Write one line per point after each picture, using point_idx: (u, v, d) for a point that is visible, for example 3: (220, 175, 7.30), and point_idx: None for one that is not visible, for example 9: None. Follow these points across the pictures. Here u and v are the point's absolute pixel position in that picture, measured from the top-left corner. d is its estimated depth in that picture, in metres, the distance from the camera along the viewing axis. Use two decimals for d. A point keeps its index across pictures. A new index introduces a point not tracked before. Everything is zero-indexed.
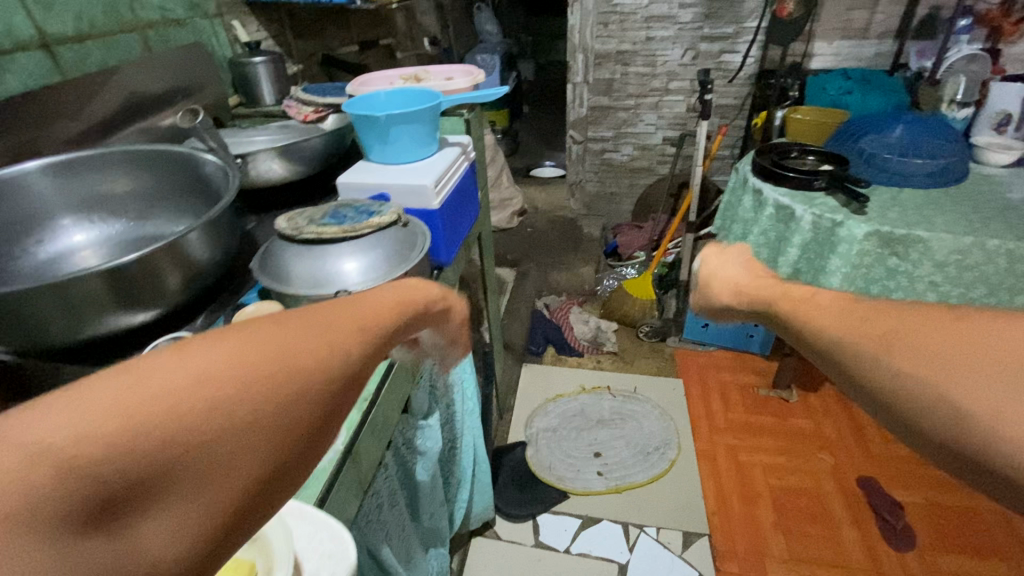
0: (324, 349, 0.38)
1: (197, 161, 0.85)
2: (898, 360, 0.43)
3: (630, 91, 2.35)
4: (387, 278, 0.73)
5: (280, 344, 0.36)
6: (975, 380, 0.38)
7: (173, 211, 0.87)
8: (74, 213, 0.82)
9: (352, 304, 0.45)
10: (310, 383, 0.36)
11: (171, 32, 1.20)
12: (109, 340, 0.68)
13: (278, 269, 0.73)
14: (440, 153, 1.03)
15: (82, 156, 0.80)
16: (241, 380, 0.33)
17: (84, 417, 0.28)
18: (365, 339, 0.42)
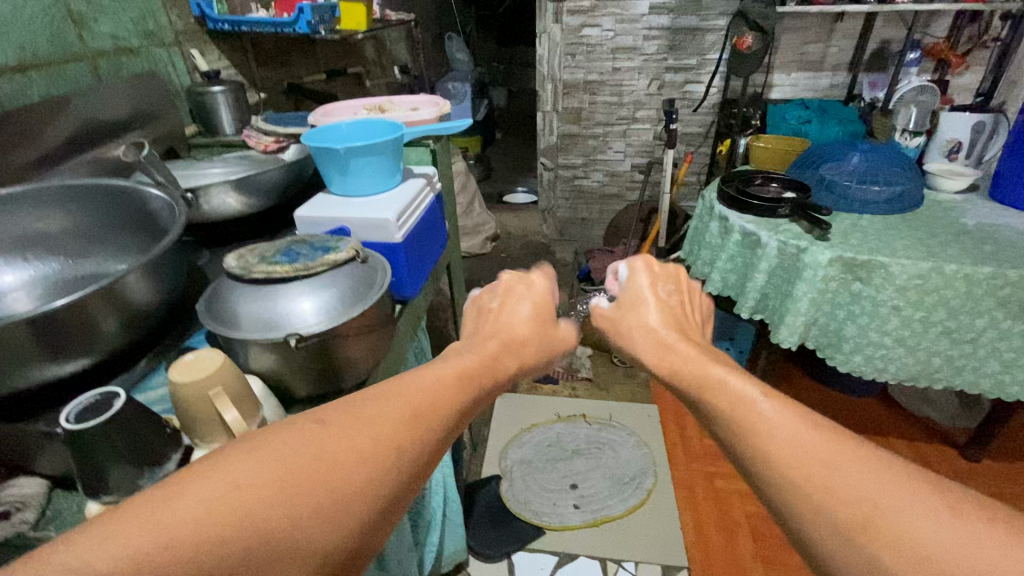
0: (361, 452, 0.41)
1: (143, 196, 0.81)
2: (912, 499, 0.38)
3: (599, 119, 2.38)
4: (344, 317, 0.69)
5: (356, 450, 0.41)
6: (930, 527, 0.36)
7: (117, 248, 0.83)
8: (6, 253, 0.76)
9: (396, 392, 0.47)
10: (344, 490, 0.39)
11: (124, 61, 1.16)
12: (35, 393, 0.62)
13: (225, 310, 0.69)
14: (403, 184, 1.01)
15: (16, 192, 0.75)
16: (311, 488, 0.37)
17: (121, 539, 0.31)
18: (405, 435, 0.44)
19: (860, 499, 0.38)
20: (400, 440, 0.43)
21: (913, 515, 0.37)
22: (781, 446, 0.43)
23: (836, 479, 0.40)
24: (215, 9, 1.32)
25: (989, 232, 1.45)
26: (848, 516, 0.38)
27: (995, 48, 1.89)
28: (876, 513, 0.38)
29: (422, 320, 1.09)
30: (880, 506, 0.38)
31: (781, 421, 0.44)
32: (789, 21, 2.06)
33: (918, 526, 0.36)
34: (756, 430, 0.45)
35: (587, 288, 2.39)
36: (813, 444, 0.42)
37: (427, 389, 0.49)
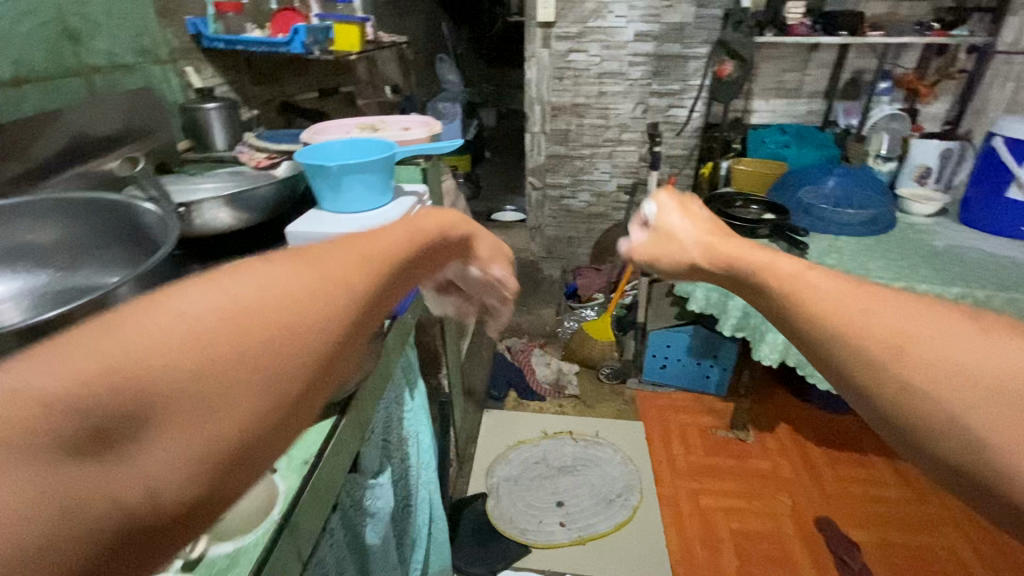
0: (317, 297, 0.38)
1: (136, 210, 0.82)
2: (915, 350, 0.41)
3: (586, 141, 2.44)
4: None
5: (298, 288, 0.37)
6: (951, 351, 0.40)
7: (107, 261, 0.83)
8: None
9: (348, 248, 0.44)
10: (297, 329, 0.36)
11: (118, 77, 1.18)
12: None
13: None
14: (394, 203, 1.03)
15: (9, 204, 0.75)
16: (253, 316, 0.34)
17: (59, 363, 0.28)
18: (357, 281, 0.42)
19: (893, 327, 0.43)
20: (348, 295, 0.40)
21: (930, 342, 0.41)
22: (814, 293, 0.48)
23: (852, 324, 0.44)
24: (212, 29, 1.36)
25: (958, 254, 1.51)
26: (878, 347, 0.43)
27: (962, 79, 1.99)
28: (907, 341, 0.41)
29: (410, 336, 1.10)
30: (911, 334, 0.42)
31: (815, 280, 0.49)
32: (768, 50, 2.15)
33: (947, 352, 0.40)
34: (793, 284, 0.50)
35: (574, 305, 2.48)
36: (825, 294, 0.47)
37: (376, 253, 0.46)
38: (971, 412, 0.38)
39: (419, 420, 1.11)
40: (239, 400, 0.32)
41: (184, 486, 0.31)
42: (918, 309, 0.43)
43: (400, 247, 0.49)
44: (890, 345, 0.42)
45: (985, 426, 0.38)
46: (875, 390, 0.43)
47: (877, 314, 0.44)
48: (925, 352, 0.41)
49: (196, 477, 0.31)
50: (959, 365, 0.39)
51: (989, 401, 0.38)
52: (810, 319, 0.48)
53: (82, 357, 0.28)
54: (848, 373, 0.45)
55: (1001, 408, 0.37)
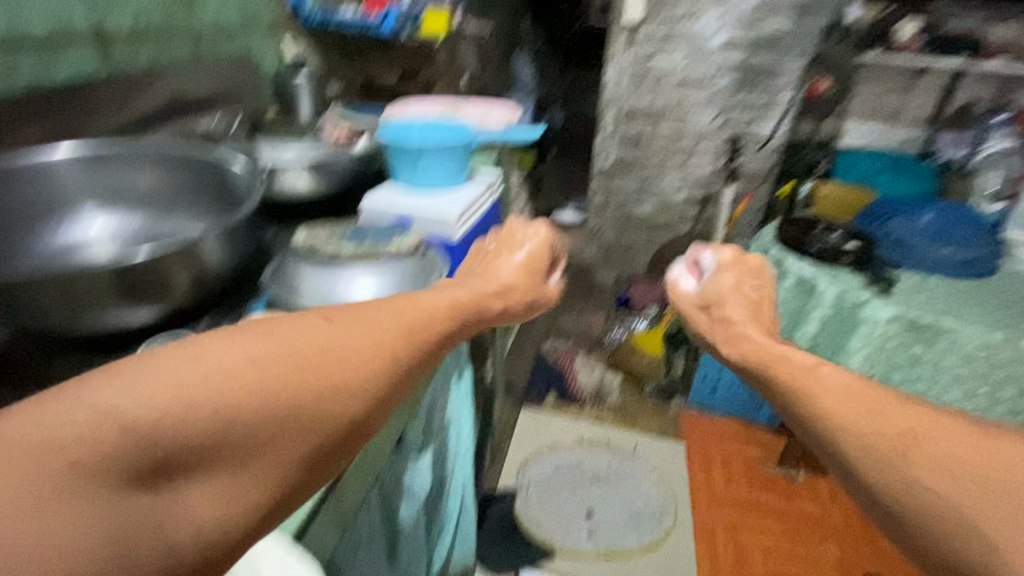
0: (352, 355, 0.43)
1: (225, 166, 0.84)
2: (913, 459, 0.41)
3: (658, 148, 2.36)
4: None
5: (336, 346, 0.43)
6: (947, 446, 0.41)
7: (195, 213, 0.86)
8: (100, 204, 0.81)
9: (381, 307, 0.50)
10: (335, 382, 0.41)
11: (222, 43, 1.23)
12: (108, 336, 0.66)
13: (290, 277, 0.72)
14: (468, 187, 1.02)
15: (117, 148, 0.81)
16: (295, 367, 0.39)
17: (139, 387, 0.33)
18: (387, 347, 0.46)
19: (883, 429, 0.44)
20: (380, 358, 0.45)
21: (929, 458, 0.40)
22: (840, 394, 0.49)
23: (861, 417, 0.46)
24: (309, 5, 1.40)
25: None
26: (884, 447, 0.43)
27: None
28: (915, 441, 0.42)
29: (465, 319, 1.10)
30: (918, 437, 0.42)
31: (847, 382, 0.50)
32: (869, 69, 2.01)
33: (948, 450, 0.40)
34: (824, 384, 0.51)
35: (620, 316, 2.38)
36: (822, 395, 0.50)
37: (409, 322, 0.50)
38: (980, 511, 0.37)
39: (462, 405, 1.11)
40: (276, 444, 0.37)
41: (221, 528, 0.34)
42: (909, 406, 0.45)
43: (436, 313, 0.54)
44: (898, 443, 0.43)
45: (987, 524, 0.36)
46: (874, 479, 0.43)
47: (877, 416, 0.45)
48: (942, 459, 0.40)
49: (229, 517, 0.35)
50: (961, 461, 0.39)
51: (991, 497, 0.37)
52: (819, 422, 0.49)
53: (146, 391, 0.33)
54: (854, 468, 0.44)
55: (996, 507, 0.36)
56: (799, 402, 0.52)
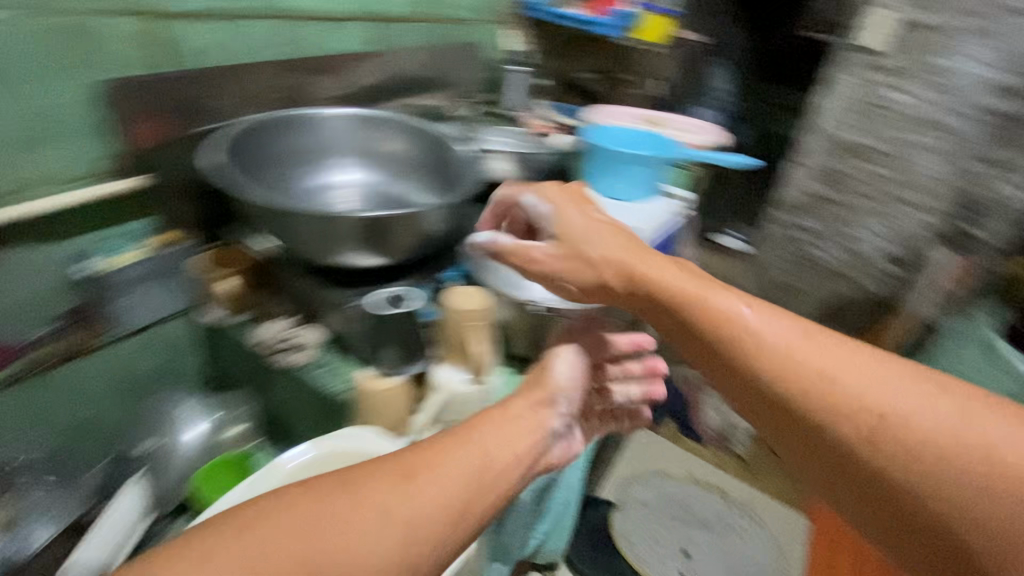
0: (382, 541, 0.38)
1: (451, 147, 0.94)
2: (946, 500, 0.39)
3: (866, 188, 1.44)
4: (575, 303, 0.75)
5: (367, 527, 0.39)
6: (980, 479, 0.39)
7: (417, 184, 0.97)
8: (353, 160, 0.96)
9: (440, 462, 0.45)
10: (355, 573, 0.37)
11: (462, 29, 1.36)
12: (339, 271, 0.80)
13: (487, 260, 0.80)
14: (656, 202, 1.03)
15: (380, 116, 0.95)
16: (318, 561, 0.36)
17: None
18: (437, 526, 0.41)
19: (891, 410, 0.43)
20: (428, 537, 0.41)
21: (962, 480, 0.39)
22: (847, 375, 0.45)
23: (901, 435, 0.42)
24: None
25: None
26: (903, 484, 0.40)
27: None
28: (933, 471, 0.40)
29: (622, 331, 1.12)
30: (935, 481, 0.39)
31: (847, 373, 0.45)
32: None
33: (980, 493, 0.38)
34: (822, 381, 0.45)
35: None
36: (856, 388, 0.44)
37: (463, 481, 0.45)
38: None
39: None
40: None
41: None
42: (946, 437, 0.41)
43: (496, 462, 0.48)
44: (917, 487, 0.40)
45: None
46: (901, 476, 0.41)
47: (883, 448, 0.42)
48: (972, 491, 0.39)
49: None
50: (1007, 510, 0.37)
51: None
52: (821, 431, 0.44)
53: None
54: (867, 472, 0.42)
55: None
56: (805, 425, 0.45)
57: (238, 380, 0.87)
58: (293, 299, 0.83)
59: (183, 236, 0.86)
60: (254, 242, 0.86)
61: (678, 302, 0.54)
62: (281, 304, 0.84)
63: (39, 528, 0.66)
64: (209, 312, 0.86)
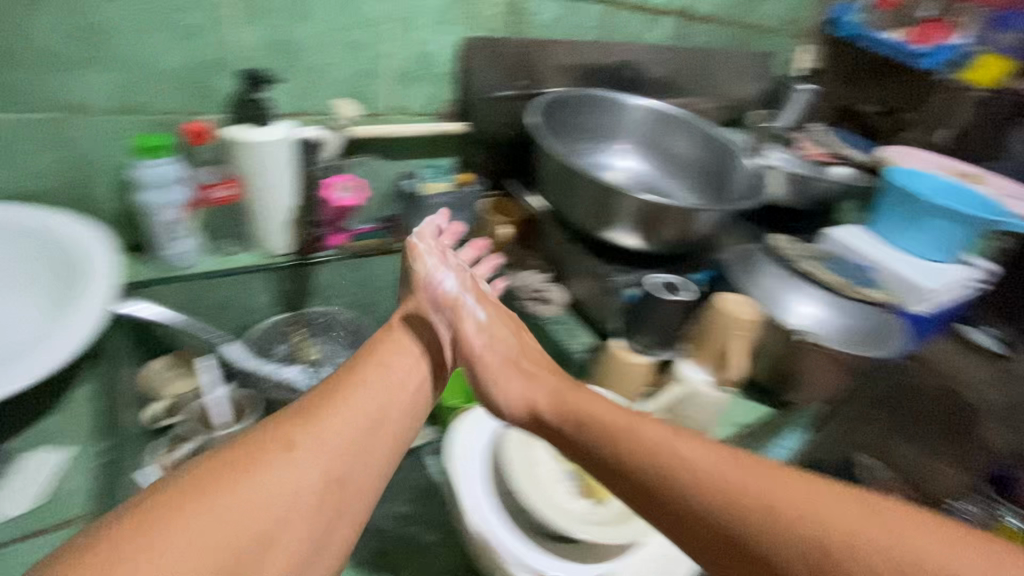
0: (297, 493, 0.43)
1: (737, 164, 0.90)
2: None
3: None
4: (832, 341, 0.72)
5: (278, 492, 0.42)
6: (854, 535, 0.35)
7: (687, 190, 0.96)
8: (636, 149, 0.99)
9: (327, 422, 0.48)
10: (267, 515, 0.41)
11: (762, 37, 1.29)
12: (599, 242, 0.88)
13: (753, 271, 0.82)
14: (949, 268, 0.90)
15: (676, 115, 0.96)
16: (235, 525, 0.39)
17: None
18: (336, 466, 0.46)
19: (728, 473, 0.40)
20: (333, 474, 0.46)
21: (831, 523, 0.36)
22: (694, 464, 0.41)
23: (788, 506, 0.37)
24: (853, 18, 1.30)
25: None
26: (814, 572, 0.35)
27: None
28: (837, 549, 0.35)
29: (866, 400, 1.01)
30: (841, 556, 0.35)
31: (709, 467, 0.41)
32: None
33: (868, 547, 0.34)
34: (669, 459, 0.42)
35: None
36: (712, 466, 0.41)
37: (355, 414, 0.50)
38: None
39: None
40: None
41: None
42: (814, 487, 0.38)
43: (374, 401, 0.52)
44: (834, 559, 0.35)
45: None
46: (794, 574, 0.35)
47: (784, 531, 0.36)
48: (834, 537, 0.35)
49: None
50: (875, 551, 0.34)
51: None
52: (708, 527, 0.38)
53: None
54: (752, 568, 0.37)
55: None
56: (688, 495, 0.40)
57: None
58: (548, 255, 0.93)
59: (474, 178, 0.98)
60: (532, 200, 0.98)
61: (611, 429, 0.46)
62: (536, 257, 0.95)
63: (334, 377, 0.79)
64: (471, 247, 0.97)
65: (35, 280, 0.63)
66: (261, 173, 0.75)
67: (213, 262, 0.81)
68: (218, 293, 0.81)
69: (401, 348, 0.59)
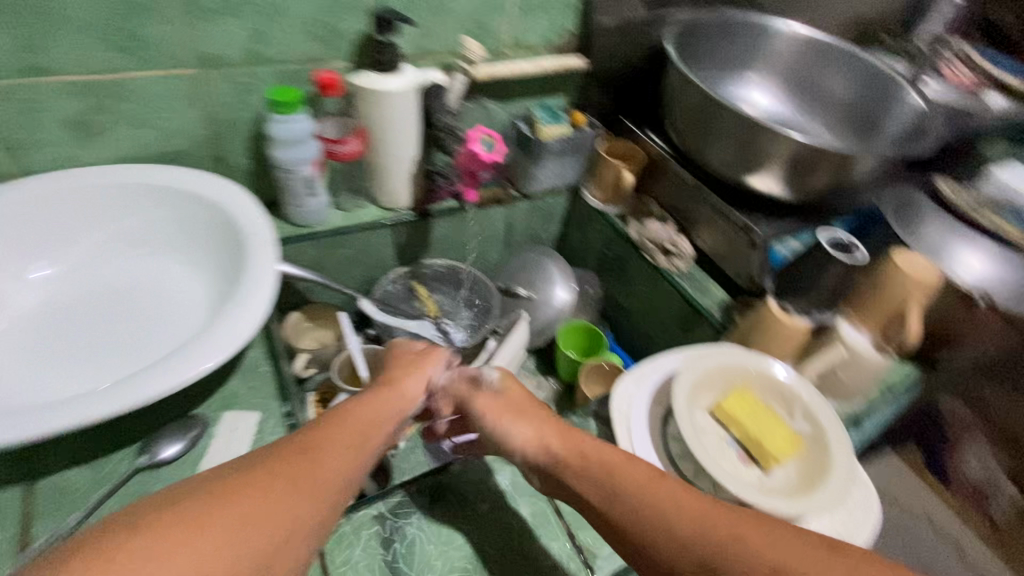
0: (279, 507, 0.41)
1: (904, 107, 0.81)
2: (671, 530, 0.45)
3: None
4: (996, 298, 0.69)
5: (263, 505, 0.41)
6: (666, 516, 0.46)
7: (833, 131, 0.89)
8: (780, 83, 0.92)
9: (323, 441, 0.47)
10: (255, 524, 0.39)
11: None
12: (732, 188, 0.81)
13: (914, 216, 0.76)
14: None
15: (838, 48, 0.86)
16: (214, 548, 0.37)
17: None
18: (322, 481, 0.45)
19: (596, 471, 0.50)
20: (324, 495, 0.44)
21: (663, 500, 0.47)
22: (628, 484, 0.48)
23: (625, 486, 0.48)
24: None
25: None
26: (648, 525, 0.46)
27: None
28: (662, 526, 0.45)
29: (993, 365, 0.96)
30: (665, 523, 0.45)
31: (676, 491, 0.47)
32: None
33: (683, 522, 0.45)
34: (653, 487, 0.48)
35: None
36: (598, 456, 0.51)
37: (348, 431, 0.50)
38: None
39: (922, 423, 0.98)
40: None
41: None
42: (657, 478, 0.48)
43: (366, 426, 0.51)
44: (645, 525, 0.46)
45: None
46: (676, 556, 0.44)
47: (619, 496, 0.48)
48: (661, 498, 0.47)
49: None
50: (681, 518, 0.45)
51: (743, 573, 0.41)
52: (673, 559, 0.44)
53: None
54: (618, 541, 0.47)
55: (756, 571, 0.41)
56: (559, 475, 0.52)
57: (587, 259, 1.01)
58: (666, 204, 0.88)
59: (587, 118, 0.92)
60: (653, 138, 0.90)
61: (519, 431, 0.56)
62: (653, 204, 0.90)
63: (458, 333, 0.85)
64: (588, 194, 0.96)
65: (201, 241, 0.65)
66: (390, 122, 0.73)
67: (346, 218, 0.82)
68: (351, 247, 0.83)
69: (406, 390, 0.58)
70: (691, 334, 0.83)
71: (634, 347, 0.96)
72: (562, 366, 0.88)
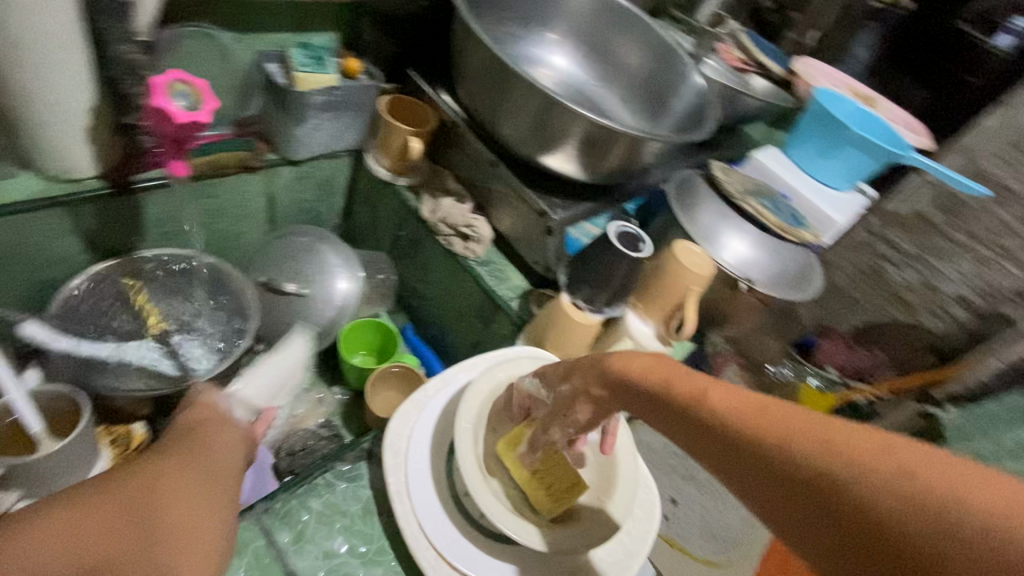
0: (170, 474, 0.37)
1: (685, 84, 0.78)
2: (765, 423, 0.29)
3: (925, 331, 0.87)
4: (754, 282, 0.73)
5: (150, 474, 0.36)
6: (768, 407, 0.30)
7: (625, 104, 0.85)
8: (578, 45, 0.87)
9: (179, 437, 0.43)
10: (149, 489, 0.35)
11: None
12: (529, 165, 0.73)
13: (693, 201, 0.76)
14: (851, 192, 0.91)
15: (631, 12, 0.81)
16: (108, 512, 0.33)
17: None
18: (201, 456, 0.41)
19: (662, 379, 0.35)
20: (212, 463, 0.41)
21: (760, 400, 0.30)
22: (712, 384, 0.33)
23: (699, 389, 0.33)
24: None
25: None
26: (738, 425, 0.30)
27: None
28: (760, 419, 0.29)
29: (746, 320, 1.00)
30: (760, 412, 0.29)
31: (793, 416, 0.28)
32: None
33: (785, 415, 0.29)
34: (755, 420, 0.29)
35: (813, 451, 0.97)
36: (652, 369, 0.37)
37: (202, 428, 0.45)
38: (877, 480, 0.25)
39: None
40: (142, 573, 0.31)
41: None
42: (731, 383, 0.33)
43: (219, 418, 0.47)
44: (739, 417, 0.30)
45: (881, 486, 0.25)
46: (797, 459, 0.27)
47: (695, 392, 0.33)
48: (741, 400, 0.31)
49: None
50: (790, 419, 0.28)
51: (875, 458, 0.25)
52: (801, 486, 0.26)
53: None
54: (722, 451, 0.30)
55: (907, 458, 0.25)
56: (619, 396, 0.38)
57: (381, 237, 0.86)
58: (464, 177, 0.77)
59: (364, 65, 0.74)
60: (445, 96, 0.75)
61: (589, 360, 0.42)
62: (450, 176, 0.78)
63: (195, 352, 0.64)
64: (374, 162, 0.78)
65: None
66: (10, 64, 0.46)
67: None
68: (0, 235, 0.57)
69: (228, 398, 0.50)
70: (490, 327, 0.75)
71: (436, 337, 0.86)
72: (348, 372, 0.74)
